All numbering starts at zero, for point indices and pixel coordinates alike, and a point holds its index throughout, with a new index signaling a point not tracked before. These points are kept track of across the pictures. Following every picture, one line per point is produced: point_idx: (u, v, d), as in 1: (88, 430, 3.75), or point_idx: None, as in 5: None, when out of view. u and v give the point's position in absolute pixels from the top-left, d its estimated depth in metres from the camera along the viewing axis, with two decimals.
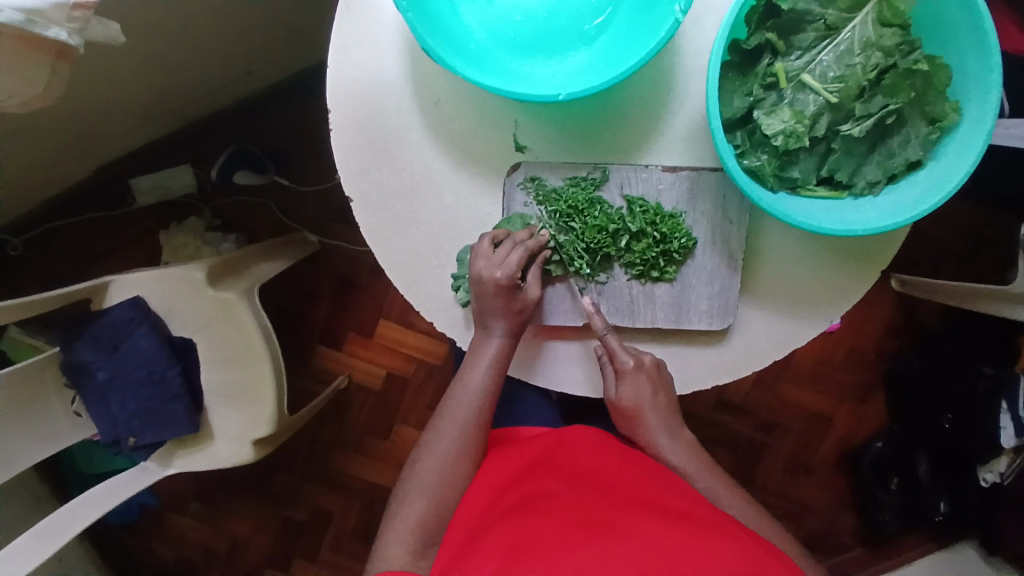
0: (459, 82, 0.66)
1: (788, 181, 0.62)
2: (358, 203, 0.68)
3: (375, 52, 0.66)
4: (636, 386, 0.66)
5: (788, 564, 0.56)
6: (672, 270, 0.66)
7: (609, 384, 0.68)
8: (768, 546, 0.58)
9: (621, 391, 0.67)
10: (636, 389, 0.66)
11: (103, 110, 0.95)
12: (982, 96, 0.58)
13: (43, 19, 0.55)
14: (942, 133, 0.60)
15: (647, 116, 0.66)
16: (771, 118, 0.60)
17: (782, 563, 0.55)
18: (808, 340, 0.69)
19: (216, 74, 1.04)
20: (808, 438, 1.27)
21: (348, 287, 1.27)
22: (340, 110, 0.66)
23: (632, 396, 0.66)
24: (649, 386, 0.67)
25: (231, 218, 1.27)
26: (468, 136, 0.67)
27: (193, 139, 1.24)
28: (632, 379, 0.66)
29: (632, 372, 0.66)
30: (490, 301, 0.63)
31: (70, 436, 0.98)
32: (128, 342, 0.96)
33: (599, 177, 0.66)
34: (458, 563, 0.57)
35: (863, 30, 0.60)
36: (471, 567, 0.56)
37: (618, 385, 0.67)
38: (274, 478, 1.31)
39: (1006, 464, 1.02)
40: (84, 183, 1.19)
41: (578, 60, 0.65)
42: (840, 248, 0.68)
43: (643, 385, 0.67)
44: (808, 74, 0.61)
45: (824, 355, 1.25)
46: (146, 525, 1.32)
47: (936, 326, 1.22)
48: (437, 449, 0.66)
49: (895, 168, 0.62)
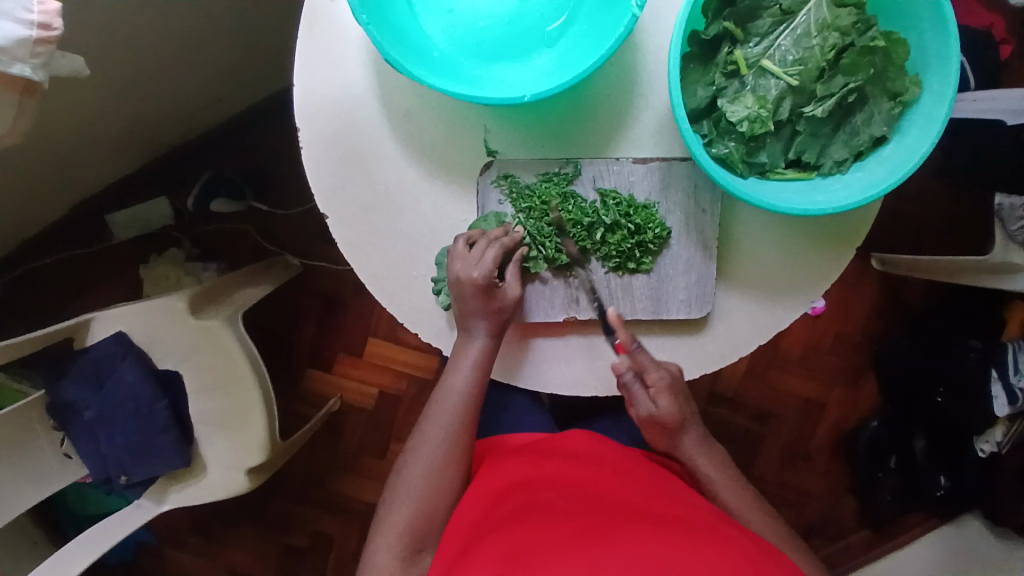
0: (426, 91, 0.67)
1: (757, 166, 0.63)
2: (334, 219, 0.68)
3: (340, 68, 0.66)
4: (674, 398, 0.68)
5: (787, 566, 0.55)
6: (648, 261, 0.67)
7: (644, 404, 0.68)
8: (762, 543, 0.58)
9: (662, 407, 0.68)
10: (675, 403, 0.68)
11: (75, 145, 0.94)
12: (940, 69, 0.59)
13: (5, 55, 0.55)
14: (904, 108, 0.61)
15: (615, 112, 0.66)
16: (735, 104, 0.61)
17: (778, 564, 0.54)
18: (790, 323, 0.70)
19: (187, 102, 1.04)
20: (804, 423, 1.27)
21: (335, 308, 1.27)
22: (309, 128, 0.66)
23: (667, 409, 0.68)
24: (682, 399, 0.68)
25: (212, 246, 1.26)
26: (439, 144, 0.67)
27: (168, 169, 1.23)
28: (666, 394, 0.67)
29: (672, 388, 0.67)
30: (469, 303, 0.64)
31: (60, 477, 0.96)
32: (113, 377, 0.95)
33: (571, 172, 0.66)
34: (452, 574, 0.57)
35: (818, 12, 0.61)
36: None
37: (659, 403, 0.67)
38: (272, 506, 1.29)
39: (1003, 434, 1.06)
40: (60, 222, 1.17)
41: (542, 61, 0.66)
42: (815, 229, 0.68)
43: (680, 398, 0.68)
44: (767, 59, 0.62)
45: (813, 340, 1.25)
46: (145, 563, 1.30)
47: (921, 302, 1.24)
48: (422, 455, 0.66)
49: (861, 145, 0.62)
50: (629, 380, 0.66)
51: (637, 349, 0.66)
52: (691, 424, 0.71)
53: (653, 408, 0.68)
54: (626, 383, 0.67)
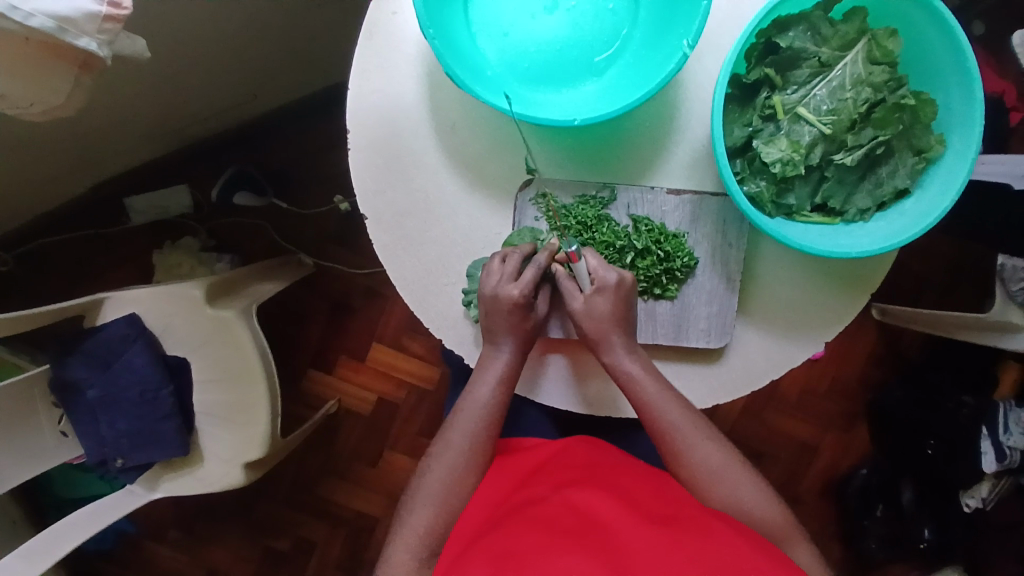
0: (475, 106, 0.69)
1: (784, 207, 0.66)
2: (372, 221, 0.69)
3: (395, 77, 0.68)
4: (609, 301, 0.65)
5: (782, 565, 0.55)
6: (674, 288, 0.69)
7: (575, 300, 0.67)
8: (755, 539, 0.59)
9: (594, 303, 0.65)
10: (611, 303, 0.65)
11: (113, 125, 0.95)
12: (964, 130, 0.63)
13: (74, 28, 0.55)
14: (927, 164, 0.65)
15: (653, 143, 0.69)
16: (770, 147, 0.64)
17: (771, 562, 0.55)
18: (801, 360, 0.72)
19: (226, 96, 1.06)
20: (795, 465, 1.29)
21: (343, 311, 1.27)
22: (358, 131, 0.69)
23: (592, 309, 0.65)
24: (623, 305, 0.66)
25: (227, 239, 1.27)
26: (482, 159, 0.69)
27: (192, 161, 1.25)
28: (596, 296, 0.65)
29: (613, 287, 0.65)
30: (501, 317, 0.65)
31: (55, 454, 0.95)
32: (121, 359, 0.95)
33: (607, 197, 0.68)
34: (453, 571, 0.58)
35: (853, 68, 0.65)
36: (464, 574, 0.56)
37: (593, 296, 0.65)
38: (259, 506, 1.28)
39: (988, 490, 1.08)
40: (79, 200, 1.18)
41: (589, 90, 0.69)
42: (833, 271, 0.71)
43: (619, 303, 0.65)
44: (803, 107, 0.65)
45: (810, 382, 1.28)
46: (121, 554, 1.27)
47: (917, 355, 1.27)
48: (446, 461, 0.66)
49: (884, 196, 0.66)
50: (562, 277, 0.68)
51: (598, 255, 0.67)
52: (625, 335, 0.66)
53: (578, 305, 0.66)
54: (559, 279, 0.68)
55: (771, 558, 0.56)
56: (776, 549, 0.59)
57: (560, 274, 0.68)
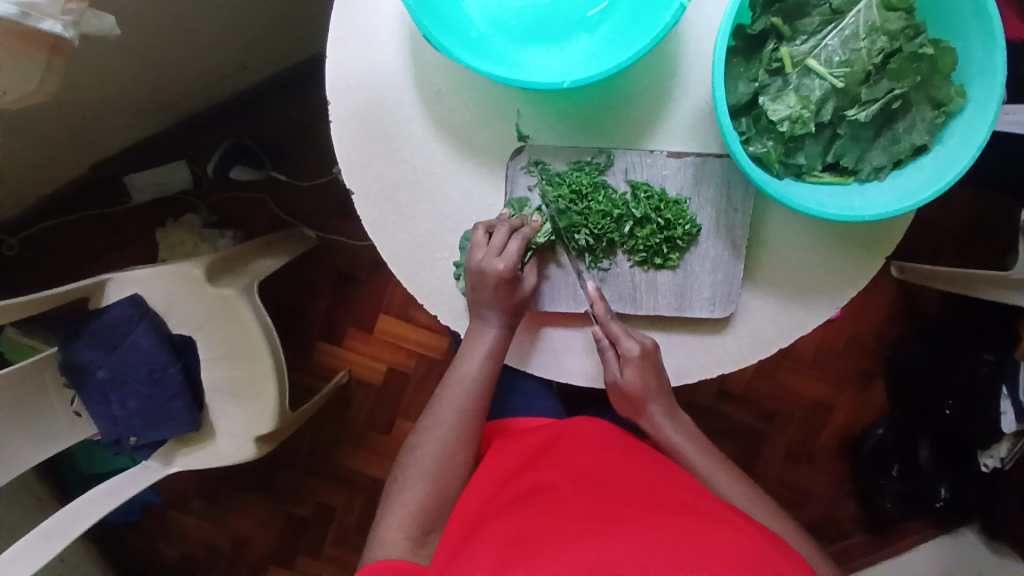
0: (462, 70, 0.66)
1: (793, 167, 0.62)
2: (359, 196, 0.67)
3: (375, 42, 0.65)
4: (640, 370, 0.66)
5: (793, 559, 0.55)
6: (675, 257, 0.66)
7: (612, 371, 0.67)
8: (771, 538, 0.57)
9: (627, 377, 0.66)
10: (638, 370, 0.66)
11: (101, 104, 0.93)
12: (986, 79, 0.58)
13: (37, 12, 0.53)
14: (947, 117, 0.60)
15: (651, 103, 0.65)
16: (777, 103, 0.60)
17: (786, 556, 0.55)
18: (812, 328, 0.69)
19: (213, 67, 1.02)
20: (809, 426, 1.27)
21: (348, 283, 1.26)
22: (339, 101, 0.65)
23: (632, 378, 0.66)
24: (652, 369, 0.67)
25: (229, 214, 1.26)
26: (471, 126, 0.66)
27: (189, 135, 1.23)
28: (634, 363, 0.66)
29: (638, 359, 0.66)
30: (488, 291, 0.63)
31: (71, 435, 0.97)
32: (127, 340, 0.95)
33: (604, 162, 0.65)
34: (457, 556, 0.57)
35: (868, 13, 0.60)
36: (468, 561, 0.55)
37: (624, 371, 0.66)
38: (277, 474, 1.31)
39: (1007, 450, 1.05)
40: (79, 181, 1.17)
41: (581, 47, 0.64)
42: (846, 235, 0.67)
43: (647, 370, 0.67)
44: (813, 58, 0.60)
45: (825, 342, 1.25)
46: (148, 523, 1.32)
47: (936, 313, 1.23)
48: (436, 436, 0.66)
49: (901, 153, 0.61)
50: (603, 347, 0.67)
51: (610, 320, 0.66)
52: (656, 395, 0.68)
53: (617, 376, 0.67)
54: (601, 348, 0.67)
55: (788, 558, 0.55)
56: (785, 542, 0.60)
57: (602, 344, 0.67)
